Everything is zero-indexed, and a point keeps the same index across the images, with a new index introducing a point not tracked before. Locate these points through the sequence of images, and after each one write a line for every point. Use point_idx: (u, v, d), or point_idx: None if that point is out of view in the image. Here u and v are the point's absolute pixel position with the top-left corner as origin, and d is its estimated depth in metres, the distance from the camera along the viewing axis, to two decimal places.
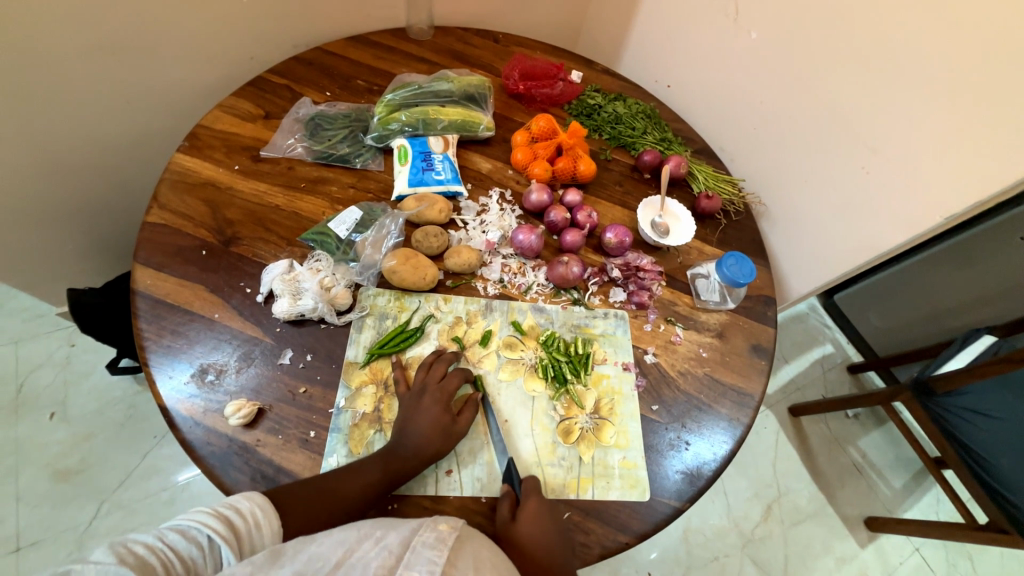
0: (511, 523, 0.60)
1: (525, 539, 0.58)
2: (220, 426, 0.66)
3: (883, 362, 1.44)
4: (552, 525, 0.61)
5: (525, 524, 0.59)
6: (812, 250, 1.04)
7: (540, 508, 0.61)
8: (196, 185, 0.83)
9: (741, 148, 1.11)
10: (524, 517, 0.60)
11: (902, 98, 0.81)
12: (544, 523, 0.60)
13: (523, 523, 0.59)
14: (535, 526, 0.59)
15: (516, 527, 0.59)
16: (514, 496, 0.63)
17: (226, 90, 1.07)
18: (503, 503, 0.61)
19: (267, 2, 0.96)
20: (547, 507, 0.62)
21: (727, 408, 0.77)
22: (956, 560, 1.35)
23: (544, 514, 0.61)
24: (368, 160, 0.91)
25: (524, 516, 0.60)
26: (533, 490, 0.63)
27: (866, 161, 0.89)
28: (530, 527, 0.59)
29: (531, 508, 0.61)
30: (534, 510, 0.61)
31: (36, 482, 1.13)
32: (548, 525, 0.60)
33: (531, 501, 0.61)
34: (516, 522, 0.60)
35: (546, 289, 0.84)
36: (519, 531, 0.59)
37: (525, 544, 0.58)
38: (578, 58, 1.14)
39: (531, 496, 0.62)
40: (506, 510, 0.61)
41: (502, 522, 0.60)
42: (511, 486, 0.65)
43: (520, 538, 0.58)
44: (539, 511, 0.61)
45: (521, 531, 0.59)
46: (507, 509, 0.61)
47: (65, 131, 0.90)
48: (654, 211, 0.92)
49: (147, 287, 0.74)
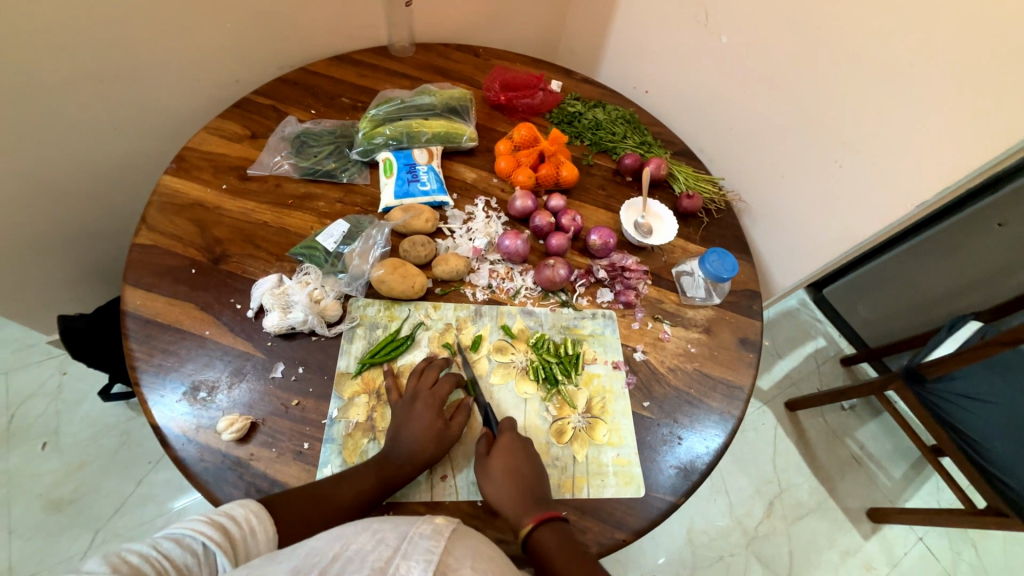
0: (486, 457, 0.65)
1: (498, 471, 0.63)
2: (213, 442, 0.66)
3: (874, 353, 1.45)
4: (524, 455, 0.65)
5: (498, 459, 0.64)
6: (794, 244, 1.06)
7: (513, 443, 0.66)
8: (184, 206, 0.85)
9: (721, 149, 1.13)
10: (497, 451, 0.65)
11: (870, 91, 0.83)
12: (516, 455, 0.65)
13: (496, 457, 0.65)
14: (508, 459, 0.64)
15: (490, 460, 0.64)
16: (491, 434, 0.68)
17: (212, 113, 1.09)
18: (480, 440, 0.66)
19: (251, 26, 0.99)
20: (520, 441, 0.67)
21: (717, 401, 0.78)
22: (960, 548, 1.35)
23: (517, 448, 0.66)
24: (354, 174, 0.93)
25: (497, 451, 0.65)
26: (509, 427, 0.68)
27: (838, 155, 0.91)
28: (503, 460, 0.64)
29: (504, 442, 0.66)
30: (507, 444, 0.66)
31: (28, 514, 1.12)
32: (521, 457, 0.65)
33: (505, 437, 0.66)
34: (491, 456, 0.65)
35: (534, 292, 0.85)
36: (492, 464, 0.64)
37: (497, 479, 0.63)
38: (557, 69, 1.17)
39: (505, 432, 0.67)
40: (483, 446, 0.66)
41: (479, 456, 0.66)
42: (489, 427, 0.70)
43: (494, 469, 0.63)
44: (511, 446, 0.66)
45: (494, 464, 0.64)
46: (482, 446, 0.66)
47: (54, 159, 0.92)
48: (637, 212, 0.94)
49: (138, 307, 0.75)
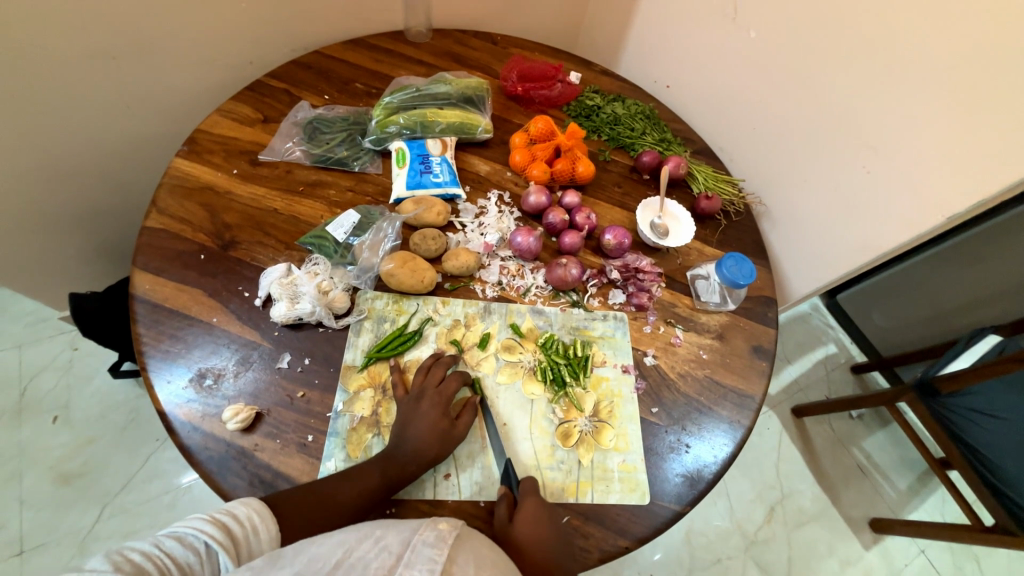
0: (509, 524, 0.59)
1: (524, 541, 0.57)
2: (218, 431, 0.66)
3: (887, 362, 1.43)
4: (550, 525, 0.60)
5: (523, 526, 0.58)
6: (813, 250, 1.03)
7: (539, 508, 0.60)
8: (194, 190, 0.84)
9: (742, 149, 1.10)
10: (520, 517, 0.59)
11: (902, 96, 0.80)
12: (541, 523, 0.59)
13: (521, 525, 0.58)
14: (534, 528, 0.58)
15: (514, 529, 0.58)
16: (512, 498, 0.63)
17: (225, 94, 1.07)
18: (501, 504, 0.61)
19: (265, 7, 0.97)
20: (545, 507, 0.61)
21: (727, 410, 0.77)
22: (962, 562, 1.34)
23: (544, 515, 0.60)
24: (366, 163, 0.91)
25: (522, 518, 0.59)
26: (530, 479, 0.64)
27: (866, 161, 0.88)
28: (528, 530, 0.58)
29: (528, 508, 0.60)
30: (532, 509, 0.60)
31: (38, 486, 1.14)
32: (547, 527, 0.59)
33: (528, 500, 0.61)
34: (514, 523, 0.59)
35: (545, 291, 0.84)
36: (517, 533, 0.58)
37: (524, 553, 0.56)
38: (577, 60, 1.14)
39: (528, 496, 0.62)
40: (504, 510, 0.61)
41: (500, 523, 0.60)
42: (509, 488, 0.64)
43: (518, 540, 0.57)
44: (536, 512, 0.60)
45: (519, 534, 0.58)
46: (504, 510, 0.60)
47: (65, 137, 0.91)
48: (654, 212, 0.91)
49: (146, 292, 0.74)
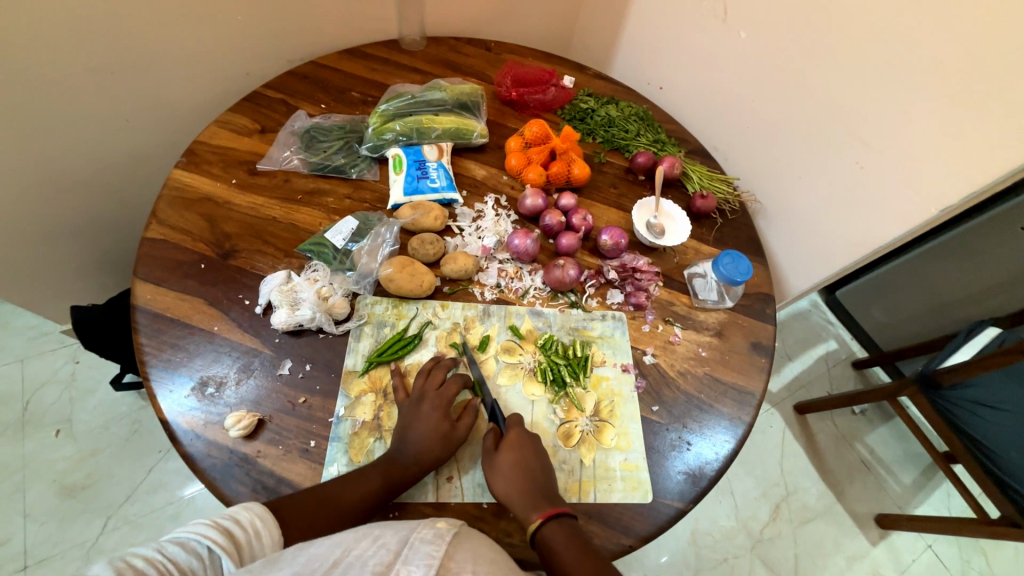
0: (494, 452, 0.65)
1: (506, 467, 0.63)
2: (221, 438, 0.66)
3: (888, 357, 1.43)
4: (532, 451, 0.65)
5: (506, 454, 0.64)
6: (809, 246, 1.04)
7: (522, 438, 0.66)
8: (194, 200, 0.84)
9: (735, 148, 1.11)
10: (505, 446, 0.65)
11: (892, 91, 0.81)
12: (525, 450, 0.65)
13: (504, 452, 0.64)
14: (516, 454, 0.64)
15: (498, 455, 0.64)
16: (498, 431, 0.68)
17: (222, 106, 1.08)
18: (487, 435, 0.67)
19: (262, 19, 0.98)
20: (528, 437, 0.67)
21: (728, 406, 0.77)
22: (970, 556, 1.33)
23: (525, 443, 0.66)
24: (363, 170, 0.92)
25: (505, 446, 0.65)
26: (519, 431, 0.68)
27: (859, 157, 0.89)
28: (511, 456, 0.64)
29: (513, 437, 0.66)
30: (515, 440, 0.66)
31: (41, 500, 1.14)
32: (529, 453, 0.65)
33: (513, 432, 0.66)
34: (498, 452, 0.65)
35: (543, 292, 0.84)
36: (500, 460, 0.64)
37: (506, 478, 0.62)
38: (570, 64, 1.15)
39: (513, 428, 0.67)
40: (490, 441, 0.66)
41: (486, 451, 0.65)
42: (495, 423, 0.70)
43: (502, 464, 0.63)
44: (519, 441, 0.66)
45: (502, 460, 0.64)
46: (490, 441, 0.66)
47: (66, 151, 0.92)
48: (650, 212, 0.92)
49: (147, 302, 0.75)
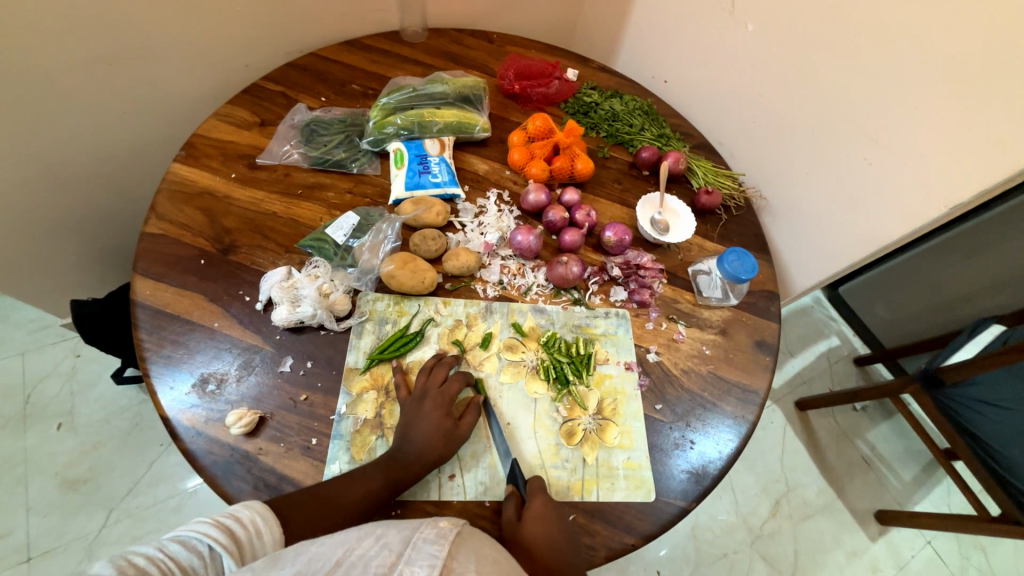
0: (517, 525, 0.60)
1: (532, 542, 0.58)
2: (222, 436, 0.66)
3: (891, 354, 1.43)
4: (558, 525, 0.61)
5: (531, 525, 0.59)
6: (815, 243, 1.03)
7: (546, 507, 0.61)
8: (193, 195, 0.83)
9: (741, 142, 1.10)
10: (529, 517, 0.60)
11: (902, 86, 0.79)
12: (550, 523, 0.60)
13: (528, 524, 0.59)
14: (543, 528, 0.59)
15: (523, 528, 0.59)
16: (520, 498, 0.63)
17: (221, 98, 1.07)
18: (509, 504, 0.62)
19: (260, 10, 0.96)
20: (553, 507, 0.62)
21: (731, 405, 0.76)
22: (969, 552, 1.33)
23: (551, 514, 0.61)
24: (364, 164, 0.91)
25: (529, 518, 0.60)
26: None
27: (867, 153, 0.88)
28: (537, 528, 0.59)
29: (536, 507, 0.61)
30: (540, 509, 0.61)
31: (43, 493, 1.14)
32: (555, 527, 0.60)
33: (536, 500, 0.62)
34: (522, 523, 0.60)
35: (546, 289, 0.83)
36: (524, 533, 0.59)
37: (531, 554, 0.57)
38: (573, 56, 1.13)
39: (537, 495, 0.63)
40: (512, 510, 0.61)
41: (509, 523, 0.60)
42: (516, 487, 0.65)
43: (526, 539, 0.58)
44: (544, 512, 0.61)
45: (527, 534, 0.59)
46: (513, 510, 0.61)
47: (63, 144, 0.91)
48: (654, 208, 0.91)
49: (146, 298, 0.74)
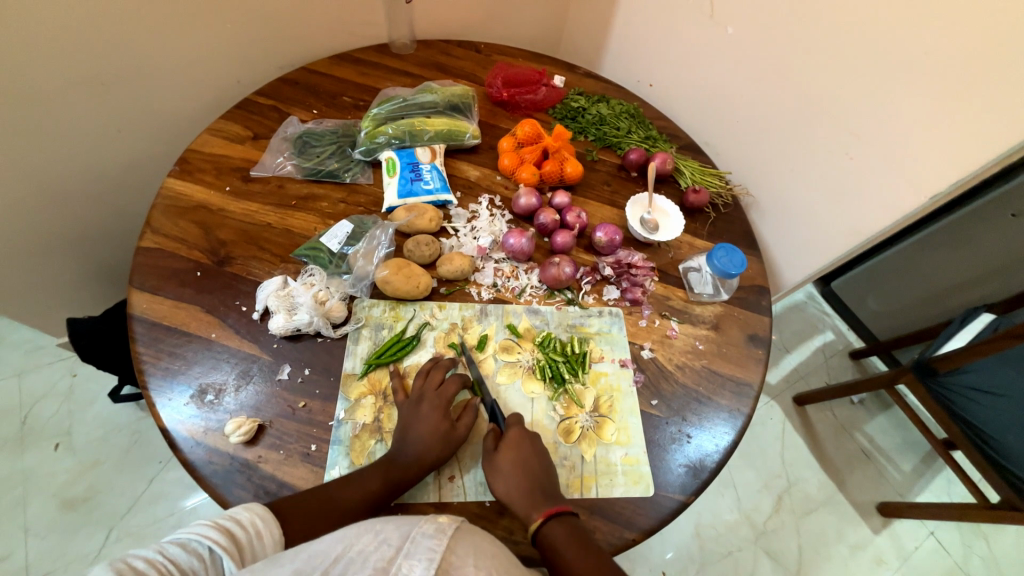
0: (494, 453, 0.65)
1: (507, 468, 0.63)
2: (221, 445, 0.66)
3: (885, 347, 1.44)
4: (532, 449, 0.66)
5: (506, 454, 0.64)
6: (803, 238, 1.04)
7: (522, 437, 0.66)
8: (188, 208, 0.84)
9: (726, 142, 1.12)
10: (505, 446, 0.65)
11: (880, 82, 0.82)
12: (524, 450, 0.65)
13: (504, 453, 0.65)
14: (516, 454, 0.65)
15: (498, 456, 0.64)
16: (498, 431, 0.68)
17: (214, 114, 1.08)
18: (486, 435, 0.67)
19: (251, 27, 0.98)
20: (527, 436, 0.67)
21: (726, 398, 0.77)
22: (972, 541, 1.34)
23: (525, 443, 0.66)
24: (357, 174, 0.93)
25: (505, 446, 0.65)
26: (520, 430, 0.68)
27: (849, 148, 0.90)
28: (511, 455, 0.64)
29: (512, 437, 0.66)
30: (515, 439, 0.66)
31: (42, 514, 1.13)
32: (529, 452, 0.65)
33: (512, 431, 0.67)
34: (498, 452, 0.65)
35: (540, 290, 0.85)
36: (501, 460, 0.64)
37: (506, 478, 0.63)
38: (560, 63, 1.16)
39: (513, 427, 0.67)
40: (490, 441, 0.66)
41: (487, 452, 0.65)
42: (495, 423, 0.70)
43: (502, 465, 0.64)
44: (518, 440, 0.66)
45: (502, 461, 0.64)
46: (491, 441, 0.66)
47: (59, 163, 0.92)
48: (643, 208, 0.93)
49: (143, 311, 0.75)
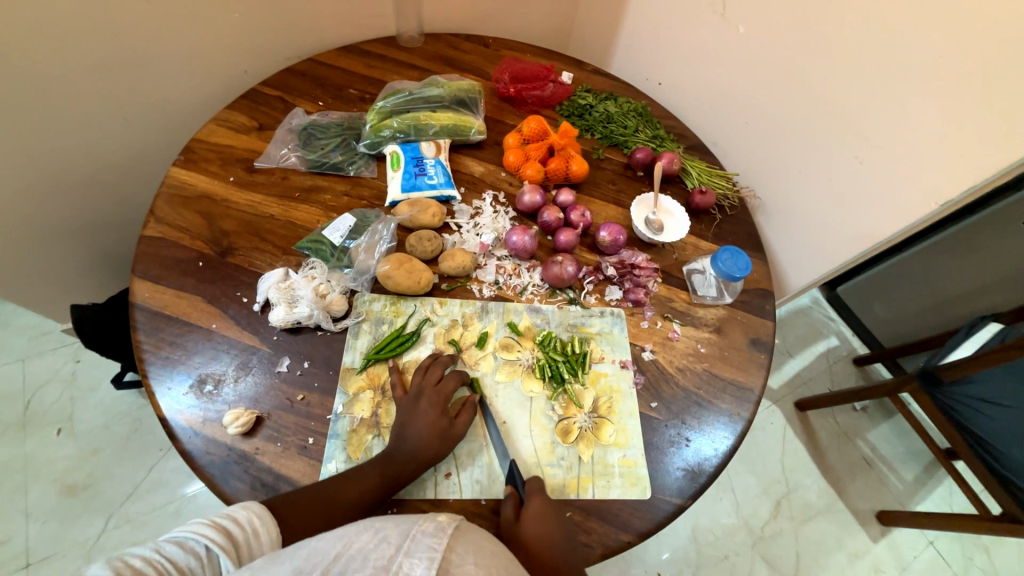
0: (516, 524, 0.60)
1: (532, 542, 0.58)
2: (219, 436, 0.66)
3: (890, 354, 1.42)
4: (556, 524, 0.61)
5: (529, 526, 0.59)
6: (809, 242, 1.03)
7: (545, 507, 0.61)
8: (192, 198, 0.84)
9: (734, 143, 1.11)
10: (528, 517, 0.60)
11: (892, 86, 0.80)
12: (548, 522, 0.60)
13: (527, 524, 0.59)
14: (541, 527, 0.59)
15: (521, 528, 0.59)
16: (518, 497, 0.63)
17: (221, 104, 1.08)
18: (507, 504, 0.62)
19: (258, 17, 0.98)
20: (552, 507, 0.62)
21: (727, 402, 0.77)
22: (972, 552, 1.33)
23: (549, 513, 0.61)
24: (361, 167, 0.92)
25: (528, 517, 0.60)
26: None
27: (859, 152, 0.88)
28: (534, 528, 0.59)
29: (535, 507, 0.61)
30: (538, 510, 0.61)
31: (43, 498, 1.14)
32: (554, 525, 0.60)
33: (535, 501, 0.62)
34: (521, 523, 0.60)
35: (542, 289, 0.84)
36: (524, 532, 0.59)
37: (532, 552, 0.57)
38: (568, 59, 1.15)
39: (535, 496, 0.62)
40: (511, 511, 0.61)
41: (507, 523, 0.60)
42: (515, 487, 0.64)
43: (526, 539, 0.58)
44: (543, 512, 0.61)
45: (525, 533, 0.59)
46: (511, 511, 0.61)
47: (65, 151, 0.92)
48: (648, 208, 0.92)
49: (145, 300, 0.75)
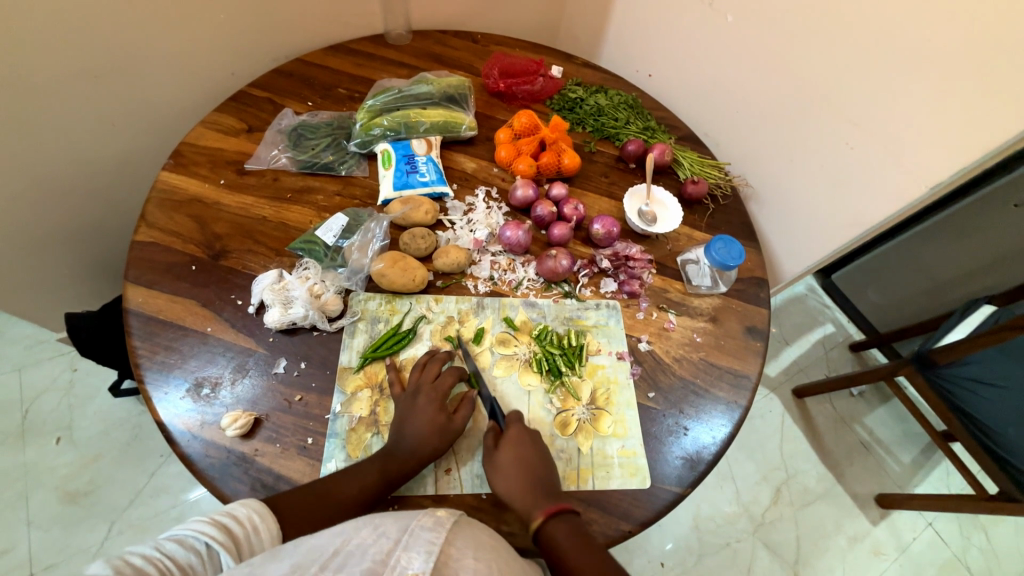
0: (494, 450, 0.65)
1: (508, 464, 0.63)
2: (218, 438, 0.66)
3: (885, 338, 1.44)
4: (532, 447, 0.65)
5: (506, 452, 0.64)
6: (802, 230, 1.04)
7: (522, 436, 0.66)
8: (183, 202, 0.84)
9: (726, 133, 1.11)
10: (505, 444, 0.65)
11: (879, 71, 0.81)
12: (525, 447, 0.65)
13: (504, 450, 0.64)
14: (517, 452, 0.64)
15: (498, 454, 0.64)
16: (498, 428, 0.67)
17: (209, 106, 1.07)
18: (486, 434, 0.66)
19: (244, 19, 0.98)
20: (528, 434, 0.66)
21: (724, 391, 0.77)
22: (970, 532, 1.34)
23: (526, 441, 0.65)
24: (353, 166, 0.92)
25: (505, 444, 0.65)
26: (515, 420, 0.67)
27: (849, 137, 0.89)
28: (511, 453, 0.64)
29: (512, 435, 0.65)
30: (514, 438, 0.65)
31: (44, 508, 1.14)
32: (530, 450, 0.65)
33: (512, 430, 0.66)
34: (498, 449, 0.65)
35: (537, 283, 0.84)
36: (501, 458, 0.64)
37: (508, 475, 0.62)
38: (557, 53, 1.14)
39: (512, 426, 0.67)
40: (489, 439, 0.65)
41: (486, 449, 0.65)
42: (494, 420, 0.69)
43: (501, 462, 0.63)
44: (518, 439, 0.65)
45: (502, 458, 0.63)
46: (491, 440, 0.65)
47: (54, 158, 0.91)
48: (641, 200, 0.92)
49: (139, 305, 0.74)
